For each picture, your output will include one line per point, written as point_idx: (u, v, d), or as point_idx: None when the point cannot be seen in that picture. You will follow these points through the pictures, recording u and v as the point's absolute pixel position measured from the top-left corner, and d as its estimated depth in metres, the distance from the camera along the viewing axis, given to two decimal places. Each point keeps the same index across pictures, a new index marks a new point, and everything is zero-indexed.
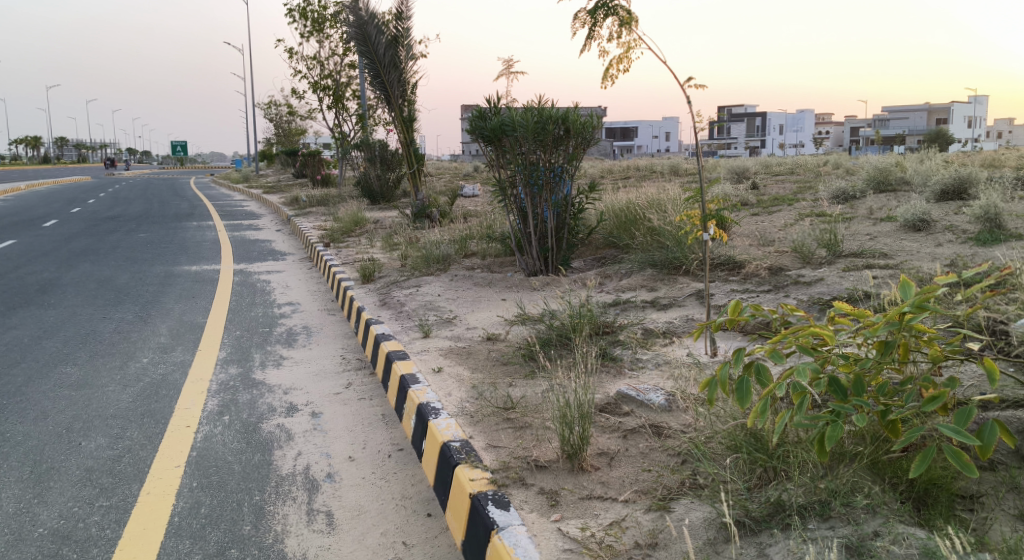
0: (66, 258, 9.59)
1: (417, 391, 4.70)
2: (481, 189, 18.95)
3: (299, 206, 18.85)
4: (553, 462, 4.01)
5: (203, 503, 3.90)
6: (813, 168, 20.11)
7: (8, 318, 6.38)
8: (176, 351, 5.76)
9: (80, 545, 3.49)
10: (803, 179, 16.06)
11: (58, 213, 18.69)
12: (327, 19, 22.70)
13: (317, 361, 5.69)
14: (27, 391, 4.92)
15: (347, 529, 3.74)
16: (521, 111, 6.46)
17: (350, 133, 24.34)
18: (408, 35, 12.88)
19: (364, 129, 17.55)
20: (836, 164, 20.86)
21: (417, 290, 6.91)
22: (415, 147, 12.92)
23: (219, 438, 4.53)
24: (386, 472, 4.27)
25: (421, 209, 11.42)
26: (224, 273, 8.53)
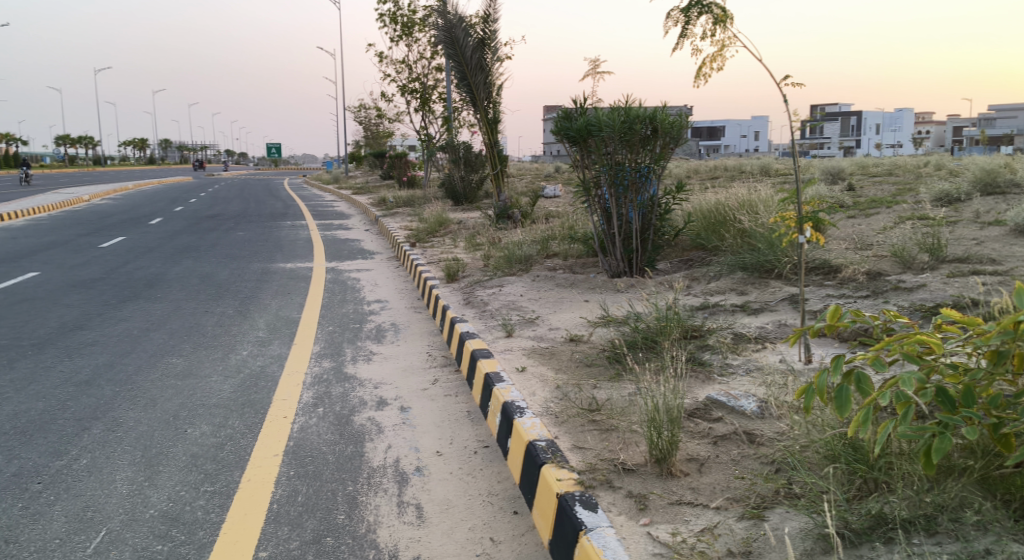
0: (171, 254, 10.11)
1: (501, 389, 4.72)
2: (563, 190, 18.94)
3: (385, 206, 19.32)
4: (641, 466, 3.97)
5: (300, 492, 4.03)
6: (915, 170, 19.25)
7: (122, 309, 6.78)
8: (273, 344, 5.98)
9: (187, 527, 3.67)
10: (904, 180, 15.40)
11: (162, 212, 19.62)
12: (416, 23, 23.13)
13: (405, 358, 5.80)
14: (137, 379, 5.20)
15: (437, 522, 3.80)
16: (607, 110, 6.45)
17: (435, 135, 24.72)
18: (494, 37, 13.00)
19: (449, 131, 17.80)
20: (940, 165, 19.90)
21: (500, 289, 6.96)
22: (499, 148, 13.01)
23: (314, 429, 4.68)
24: (473, 468, 4.32)
25: (504, 209, 11.51)
26: (316, 270, 8.83)
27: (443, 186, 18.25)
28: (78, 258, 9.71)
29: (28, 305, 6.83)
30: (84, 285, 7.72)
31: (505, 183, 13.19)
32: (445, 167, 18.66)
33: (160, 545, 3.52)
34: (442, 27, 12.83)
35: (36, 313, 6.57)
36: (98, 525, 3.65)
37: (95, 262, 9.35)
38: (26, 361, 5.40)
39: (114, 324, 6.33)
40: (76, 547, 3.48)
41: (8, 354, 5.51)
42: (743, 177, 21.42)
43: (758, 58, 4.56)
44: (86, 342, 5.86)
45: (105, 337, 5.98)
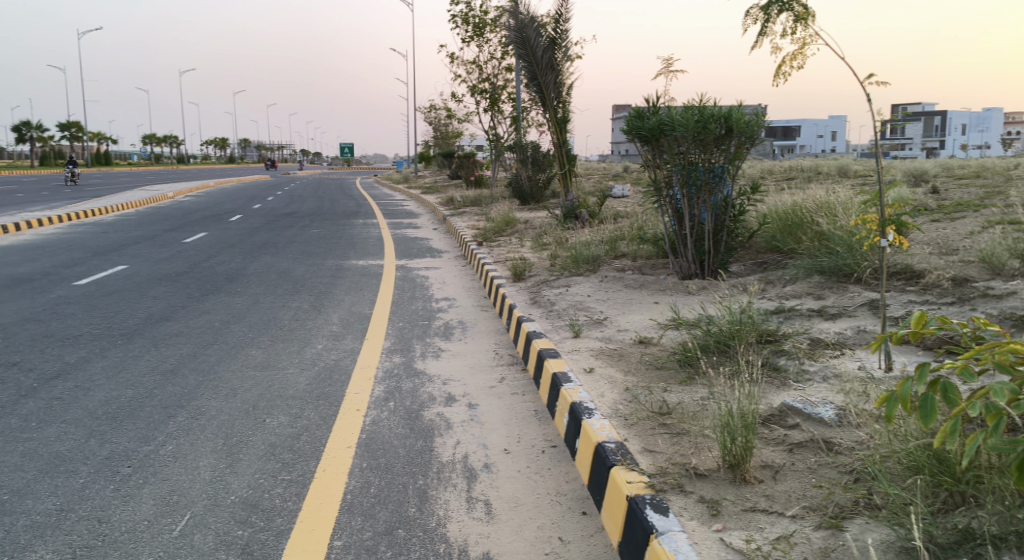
0: (250, 250, 10.45)
1: (569, 389, 4.70)
2: (631, 190, 18.78)
3: (453, 206, 19.55)
4: (713, 471, 3.90)
5: (373, 484, 4.12)
6: (1010, 172, 18.32)
7: (204, 302, 7.04)
8: (346, 339, 6.12)
9: (266, 514, 3.79)
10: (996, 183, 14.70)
11: (240, 209, 20.36)
12: (487, 24, 23.29)
13: (473, 355, 5.86)
14: (219, 369, 5.40)
15: (505, 519, 3.83)
16: (680, 109, 6.39)
17: (503, 135, 24.85)
18: (566, 36, 12.98)
19: (517, 131, 17.85)
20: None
21: (567, 289, 6.96)
22: (568, 148, 12.99)
23: (385, 423, 4.77)
24: (541, 467, 4.33)
25: (571, 209, 11.51)
26: (386, 268, 9.00)
27: (509, 185, 18.33)
28: (164, 252, 10.13)
29: (118, 297, 7.17)
30: (169, 279, 8.05)
31: (572, 183, 13.18)
32: (511, 167, 18.76)
33: (241, 530, 3.65)
34: (514, 27, 12.89)
35: (126, 304, 6.89)
36: (183, 509, 3.80)
37: (179, 256, 9.74)
38: (117, 350, 5.66)
39: (198, 316, 6.59)
40: (163, 529, 3.63)
41: (101, 343, 5.79)
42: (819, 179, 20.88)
43: (841, 56, 4.45)
44: (171, 332, 6.11)
45: (189, 328, 6.23)
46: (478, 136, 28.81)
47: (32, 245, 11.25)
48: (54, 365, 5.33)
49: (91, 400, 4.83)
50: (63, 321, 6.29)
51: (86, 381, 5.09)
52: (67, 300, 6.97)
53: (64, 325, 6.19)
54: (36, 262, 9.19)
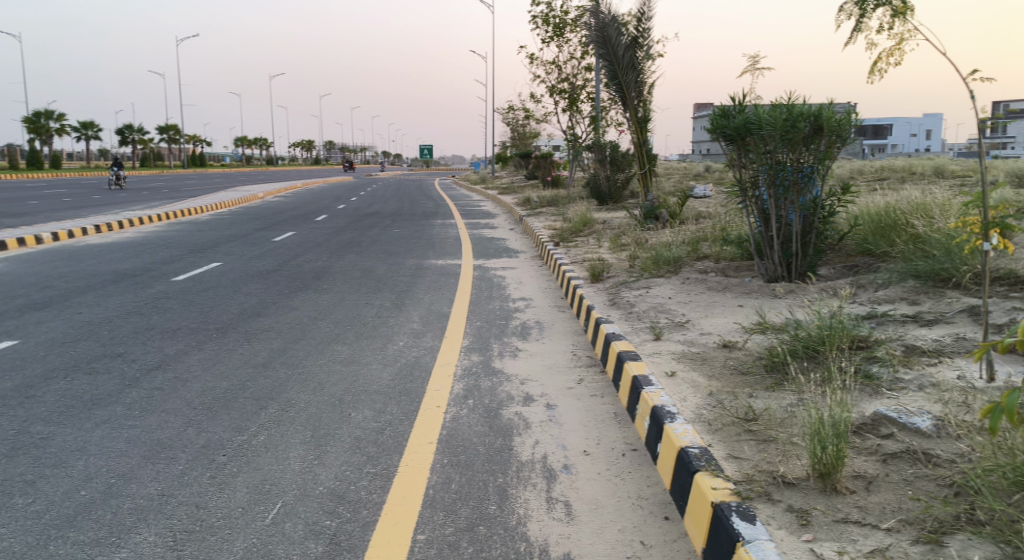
0: (335, 249, 10.76)
1: (650, 392, 4.64)
2: (714, 191, 18.40)
3: (530, 206, 19.64)
4: (802, 480, 3.79)
5: (454, 480, 4.18)
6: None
7: (293, 299, 7.29)
8: (426, 336, 6.22)
9: (352, 506, 3.89)
10: None
11: (324, 209, 21.02)
12: (568, 24, 23.25)
13: (551, 356, 5.86)
14: (307, 363, 5.58)
15: (586, 521, 3.81)
16: (768, 107, 6.27)
17: (581, 135, 24.77)
18: (647, 35, 12.78)
19: (595, 131, 17.79)
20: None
21: (647, 291, 6.90)
22: (647, 148, 12.98)
23: (465, 421, 4.83)
24: (621, 470, 4.29)
25: (651, 209, 11.39)
26: (465, 267, 9.11)
27: (587, 185, 18.27)
28: (254, 250, 10.54)
29: (214, 292, 7.49)
30: (260, 276, 8.37)
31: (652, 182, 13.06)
32: (589, 166, 18.70)
33: (329, 520, 3.75)
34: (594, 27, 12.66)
35: (221, 299, 7.19)
36: (275, 498, 3.94)
37: (270, 254, 10.12)
38: (213, 343, 5.92)
39: (287, 312, 6.82)
40: (256, 516, 3.77)
41: (198, 336, 6.07)
42: (915, 178, 19.99)
43: (941, 52, 4.29)
44: (261, 327, 6.34)
45: (279, 323, 6.46)
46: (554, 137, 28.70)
47: (131, 242, 11.89)
48: (155, 356, 5.61)
49: (189, 390, 5.06)
50: (163, 314, 6.62)
51: (184, 372, 5.34)
52: (167, 295, 7.33)
53: (164, 318, 6.51)
54: (139, 258, 9.72)
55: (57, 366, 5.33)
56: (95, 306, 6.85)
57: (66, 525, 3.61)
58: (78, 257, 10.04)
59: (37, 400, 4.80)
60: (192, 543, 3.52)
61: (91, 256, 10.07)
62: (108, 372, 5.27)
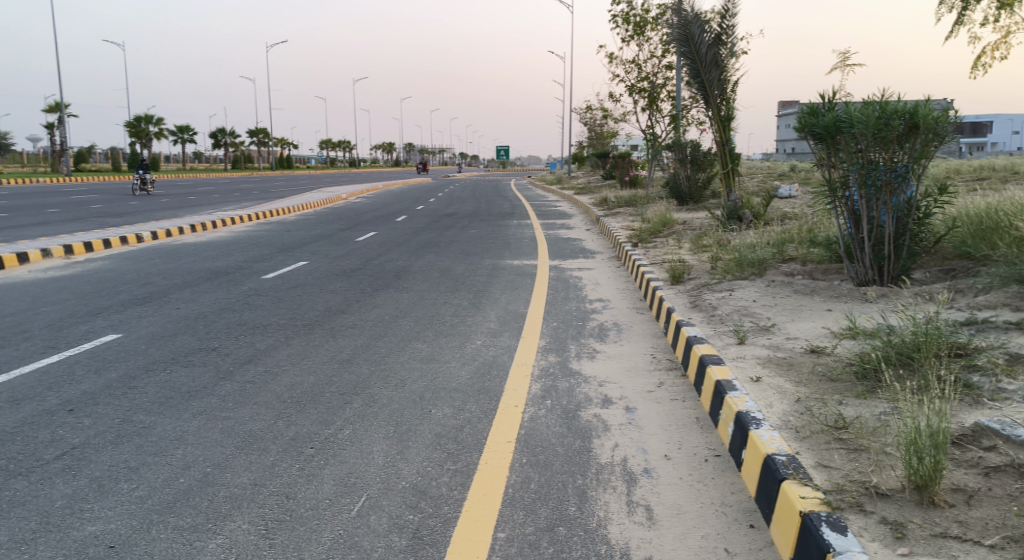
0: (414, 249, 10.97)
1: (734, 398, 4.56)
2: (801, 192, 17.83)
3: (608, 206, 19.54)
4: (897, 492, 3.64)
5: (533, 480, 4.20)
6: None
7: (375, 297, 7.47)
8: (504, 336, 6.28)
9: (434, 501, 3.95)
10: None
11: (402, 209, 21.47)
12: (649, 22, 23.04)
13: (629, 358, 5.82)
14: (388, 360, 5.71)
15: (668, 526, 3.77)
16: (861, 105, 6.08)
17: (661, 134, 24.45)
18: (731, 32, 12.53)
19: (675, 130, 17.60)
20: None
21: (730, 294, 6.77)
22: (731, 147, 12.65)
23: (543, 421, 4.84)
24: (703, 476, 4.21)
25: (733, 210, 11.17)
26: (541, 268, 9.15)
27: (667, 185, 18.03)
28: (337, 249, 10.85)
29: (301, 290, 7.74)
30: (343, 274, 8.61)
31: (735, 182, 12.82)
32: (670, 166, 18.43)
33: (412, 515, 3.83)
34: (677, 24, 12.51)
35: (307, 297, 7.43)
36: (360, 491, 4.04)
37: (352, 253, 10.40)
38: (300, 339, 6.11)
39: (369, 309, 7.00)
40: (342, 508, 3.88)
41: (286, 332, 6.28)
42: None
43: None
44: (346, 324, 6.51)
45: (362, 321, 6.63)
46: (633, 136, 28.31)
47: (220, 241, 12.44)
48: (247, 350, 5.83)
49: (278, 384, 5.25)
50: (254, 311, 6.89)
51: (274, 366, 5.55)
52: (258, 292, 7.62)
53: (255, 314, 6.76)
54: (231, 257, 10.17)
55: (157, 359, 5.61)
56: (191, 302, 7.18)
57: (167, 510, 3.80)
58: (174, 255, 10.55)
59: (139, 391, 5.06)
60: (283, 532, 3.65)
61: (185, 254, 10.58)
62: (203, 365, 5.51)
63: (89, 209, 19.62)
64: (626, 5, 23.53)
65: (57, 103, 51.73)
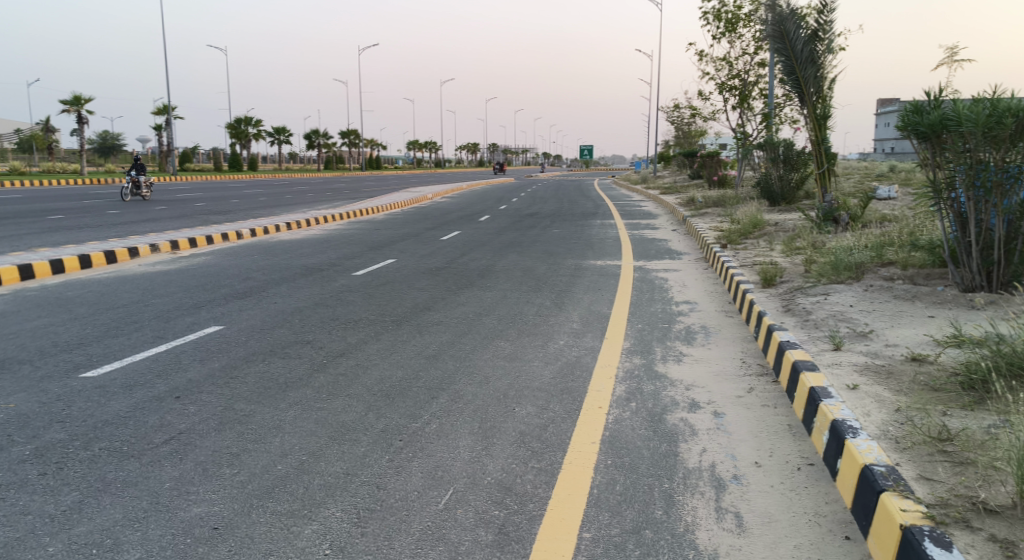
0: (498, 248, 11.10)
1: (830, 405, 4.42)
2: (901, 193, 17.08)
3: (695, 206, 19.26)
4: (1008, 509, 3.44)
5: (618, 482, 4.17)
6: None
7: (460, 295, 7.59)
8: (587, 336, 6.27)
9: (519, 498, 3.99)
10: None
11: (485, 209, 21.75)
12: (740, 18, 22.57)
13: (718, 362, 5.73)
14: (473, 358, 5.79)
15: (758, 534, 3.68)
16: (969, 102, 5.81)
17: (751, 133, 23.90)
18: (830, 27, 12.06)
19: (768, 129, 17.20)
20: None
21: (825, 298, 6.58)
22: (826, 146, 12.35)
23: (628, 423, 4.81)
24: (796, 484, 4.09)
25: (829, 211, 10.81)
26: (626, 268, 9.10)
27: (758, 185, 17.62)
28: (423, 248, 11.08)
29: (389, 286, 7.95)
30: (429, 272, 8.79)
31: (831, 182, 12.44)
32: (762, 166, 17.95)
33: (498, 510, 3.87)
34: (770, 21, 12.21)
35: (395, 293, 7.62)
36: (447, 484, 4.12)
37: (438, 251, 10.60)
38: (389, 335, 6.28)
39: (454, 307, 7.12)
40: (430, 501, 3.96)
41: (376, 327, 6.46)
42: None
43: None
44: (432, 321, 6.65)
45: (448, 318, 6.76)
46: (722, 135, 27.80)
47: (309, 239, 12.91)
48: (339, 344, 6.03)
49: (369, 377, 5.41)
50: (346, 306, 7.11)
51: (365, 360, 5.72)
52: (349, 288, 7.86)
53: (346, 309, 6.98)
54: (323, 253, 10.53)
55: (256, 350, 5.87)
56: (287, 296, 7.48)
57: (265, 495, 3.96)
58: (270, 251, 11.00)
59: (240, 380, 5.30)
60: (375, 521, 3.75)
61: (281, 251, 11.04)
62: (298, 357, 5.73)
63: (193, 207, 20.72)
64: (717, 1, 23.14)
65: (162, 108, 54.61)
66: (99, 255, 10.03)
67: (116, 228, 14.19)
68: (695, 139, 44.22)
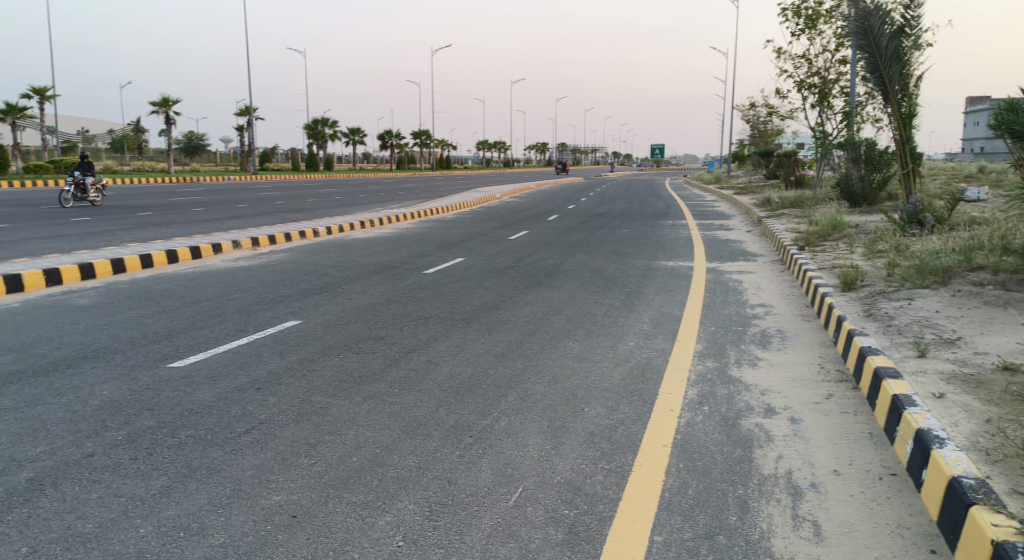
0: (566, 248, 11.11)
1: (914, 414, 4.27)
2: (992, 195, 16.29)
3: (770, 207, 18.85)
4: None
5: (691, 486, 4.12)
6: None
7: (528, 294, 7.63)
8: (657, 338, 6.22)
9: (589, 499, 3.98)
10: None
11: (552, 209, 21.80)
12: (821, 15, 21.96)
13: (794, 367, 5.60)
14: (542, 357, 5.81)
15: (837, 543, 3.58)
16: None
17: (831, 133, 23.22)
18: (917, 23, 11.64)
19: (849, 128, 16.69)
20: None
21: (909, 304, 6.36)
22: (911, 146, 11.95)
23: (700, 427, 4.75)
24: (877, 495, 3.96)
25: (913, 213, 10.43)
26: (698, 269, 9.00)
27: (837, 186, 17.12)
28: (492, 247, 11.17)
29: (458, 284, 8.05)
30: (498, 271, 8.86)
31: (916, 183, 12.01)
32: (841, 166, 17.42)
33: (567, 510, 3.88)
34: (854, 17, 11.90)
35: (464, 291, 7.71)
36: (516, 482, 4.15)
37: (506, 251, 10.67)
38: (458, 332, 6.36)
39: (523, 306, 7.16)
40: (500, 497, 3.99)
41: (446, 324, 6.56)
42: None
43: None
44: (500, 320, 6.70)
45: (517, 316, 6.80)
46: (798, 134, 27.09)
47: (380, 237, 13.19)
48: (410, 340, 6.14)
49: (440, 373, 5.50)
50: (417, 303, 7.24)
51: (435, 356, 5.81)
52: (420, 285, 7.99)
53: (418, 306, 7.11)
54: (395, 252, 10.74)
55: (331, 344, 6.03)
56: (361, 293, 7.66)
57: (341, 486, 4.07)
58: (343, 249, 11.29)
59: (317, 373, 5.46)
60: (446, 515, 3.81)
61: (355, 248, 11.32)
62: (372, 352, 5.87)
63: (271, 204, 21.45)
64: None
65: (248, 106, 55.81)
66: (185, 249, 10.47)
67: (199, 225, 14.81)
68: (769, 139, 43.10)
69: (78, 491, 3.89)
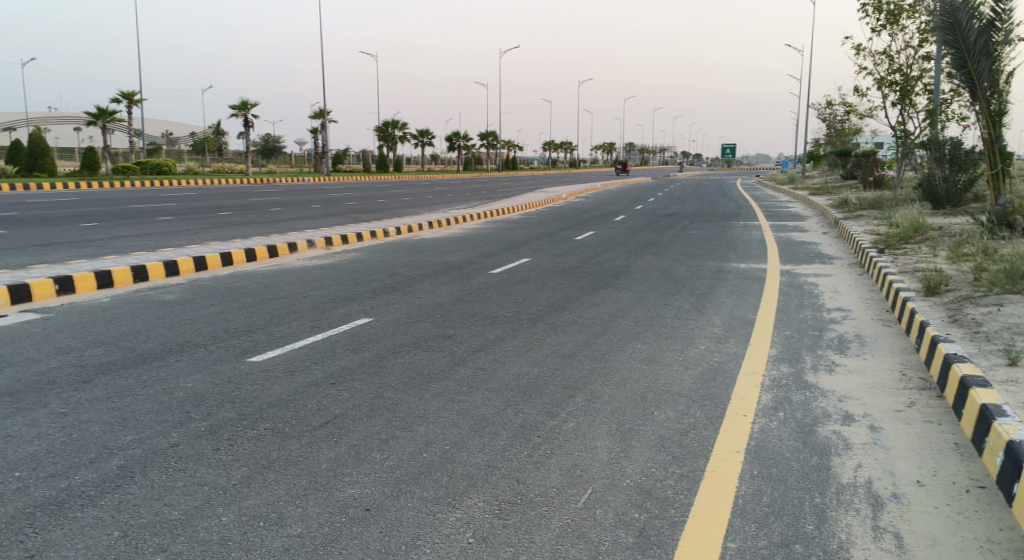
0: (634, 248, 11.03)
1: (1005, 425, 4.10)
2: None
3: (847, 209, 18.31)
4: None
5: (766, 493, 4.05)
6: None
7: (595, 295, 7.61)
8: (729, 342, 6.13)
9: (660, 503, 3.95)
10: None
11: (620, 210, 21.68)
12: (904, 10, 21.22)
13: (874, 374, 5.44)
14: (609, 358, 5.80)
15: (920, 556, 3.45)
16: None
17: (913, 132, 22.39)
18: (1009, 16, 11.15)
19: (932, 127, 16.07)
20: None
21: (998, 310, 6.10)
22: (1000, 144, 11.43)
23: (775, 433, 4.66)
24: (964, 508, 3.81)
25: (1003, 215, 9.98)
26: (772, 272, 8.83)
27: (919, 186, 16.51)
28: (558, 247, 11.18)
29: (525, 285, 8.08)
30: (565, 272, 8.87)
31: (1005, 184, 11.49)
32: (924, 165, 16.77)
33: (638, 513, 3.86)
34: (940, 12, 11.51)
35: (531, 292, 7.75)
36: (586, 483, 4.15)
37: (573, 251, 10.66)
38: (525, 332, 6.39)
39: (590, 307, 7.15)
40: (570, 498, 4.00)
41: (513, 324, 6.60)
42: None
43: None
44: (567, 320, 6.71)
45: (584, 317, 6.80)
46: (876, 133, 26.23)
47: (448, 237, 13.38)
48: (478, 339, 6.21)
49: (507, 373, 5.54)
50: (484, 303, 7.31)
51: (503, 355, 5.86)
52: (487, 285, 8.06)
53: (485, 306, 7.17)
54: (463, 251, 10.86)
55: (402, 342, 6.14)
56: (430, 292, 7.77)
57: (413, 481, 4.14)
58: (411, 249, 11.47)
59: (388, 370, 5.57)
60: (516, 514, 3.84)
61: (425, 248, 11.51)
62: (441, 350, 5.95)
63: (342, 205, 21.97)
64: None
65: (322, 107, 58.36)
66: (260, 248, 10.82)
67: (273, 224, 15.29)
68: (845, 138, 41.78)
69: (165, 479, 4.06)
